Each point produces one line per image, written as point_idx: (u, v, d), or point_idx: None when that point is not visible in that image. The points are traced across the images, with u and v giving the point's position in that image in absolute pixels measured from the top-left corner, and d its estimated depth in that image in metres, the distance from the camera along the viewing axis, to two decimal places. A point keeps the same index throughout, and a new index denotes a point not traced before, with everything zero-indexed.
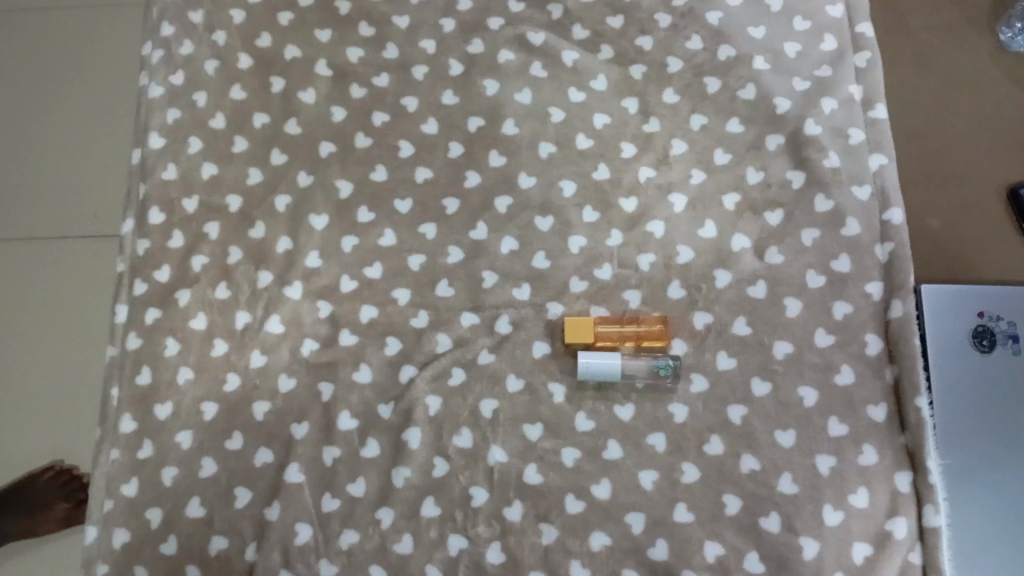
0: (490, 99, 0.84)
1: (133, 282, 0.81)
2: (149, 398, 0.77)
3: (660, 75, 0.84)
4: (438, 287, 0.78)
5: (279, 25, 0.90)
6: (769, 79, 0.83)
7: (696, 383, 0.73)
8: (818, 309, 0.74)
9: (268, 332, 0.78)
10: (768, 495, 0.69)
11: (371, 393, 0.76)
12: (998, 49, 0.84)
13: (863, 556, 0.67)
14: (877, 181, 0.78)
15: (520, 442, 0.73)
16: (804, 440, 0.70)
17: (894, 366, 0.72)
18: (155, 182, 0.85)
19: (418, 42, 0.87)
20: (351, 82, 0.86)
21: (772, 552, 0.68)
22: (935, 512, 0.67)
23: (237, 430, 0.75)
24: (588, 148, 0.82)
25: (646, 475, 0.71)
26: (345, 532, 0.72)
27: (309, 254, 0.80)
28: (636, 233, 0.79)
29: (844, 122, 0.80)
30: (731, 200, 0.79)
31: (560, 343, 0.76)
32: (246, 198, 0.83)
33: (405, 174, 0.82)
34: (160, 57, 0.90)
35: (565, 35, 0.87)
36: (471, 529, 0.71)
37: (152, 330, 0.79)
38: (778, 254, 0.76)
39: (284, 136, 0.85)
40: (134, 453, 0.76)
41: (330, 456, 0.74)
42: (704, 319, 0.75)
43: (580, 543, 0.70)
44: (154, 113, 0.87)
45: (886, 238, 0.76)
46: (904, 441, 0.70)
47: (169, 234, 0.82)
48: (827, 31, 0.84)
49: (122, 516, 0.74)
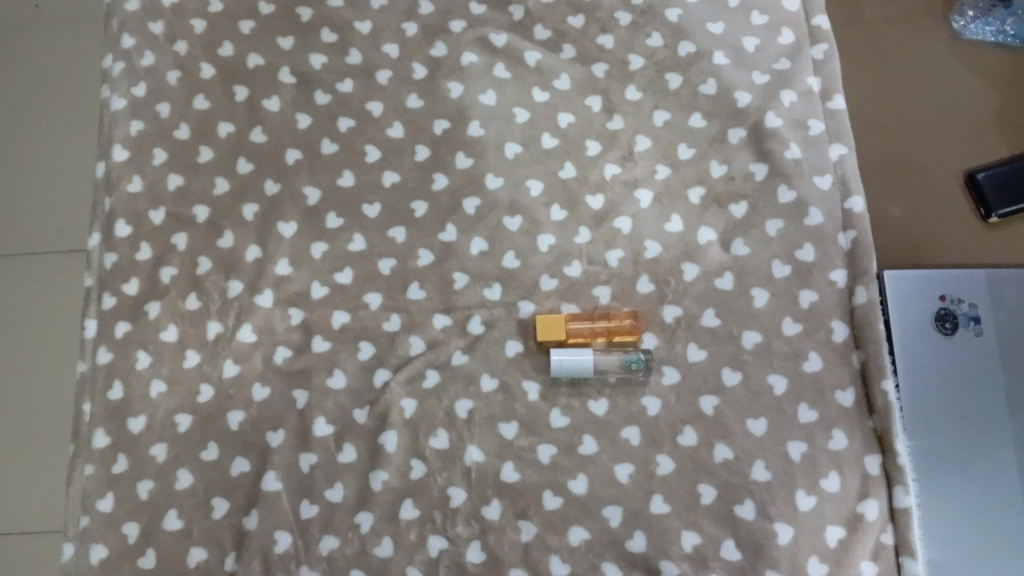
0: (455, 101, 0.85)
1: (102, 296, 0.81)
2: (122, 413, 0.77)
3: (622, 73, 0.85)
4: (410, 291, 0.78)
5: (241, 34, 0.89)
6: (729, 74, 0.84)
7: (668, 376, 0.74)
8: (786, 299, 0.76)
9: (240, 341, 0.78)
10: (743, 483, 0.71)
11: (346, 398, 0.75)
12: (951, 37, 0.86)
13: (837, 540, 0.69)
14: (837, 170, 0.79)
15: (496, 441, 0.73)
16: (775, 427, 0.72)
17: (861, 351, 0.73)
18: (121, 195, 0.84)
19: (382, 46, 0.88)
20: (315, 89, 0.86)
21: (747, 538, 0.69)
22: (904, 493, 0.69)
23: (213, 441, 0.75)
24: (554, 148, 0.83)
25: (622, 468, 0.72)
26: (326, 538, 0.71)
27: (279, 262, 0.80)
28: (604, 230, 0.79)
29: (804, 114, 0.82)
30: (696, 194, 0.80)
31: (532, 341, 0.76)
32: (213, 208, 0.82)
33: (373, 179, 0.82)
34: (122, 69, 0.89)
35: (527, 35, 0.87)
36: (451, 529, 0.71)
37: (124, 344, 0.79)
38: (743, 246, 0.78)
39: (250, 145, 0.85)
40: (108, 468, 0.75)
41: (307, 463, 0.74)
42: (673, 312, 0.76)
43: (559, 538, 0.70)
44: (117, 125, 0.87)
45: (848, 226, 0.77)
46: (873, 424, 0.72)
47: (137, 246, 0.82)
48: (784, 24, 0.86)
49: (99, 533, 0.73)
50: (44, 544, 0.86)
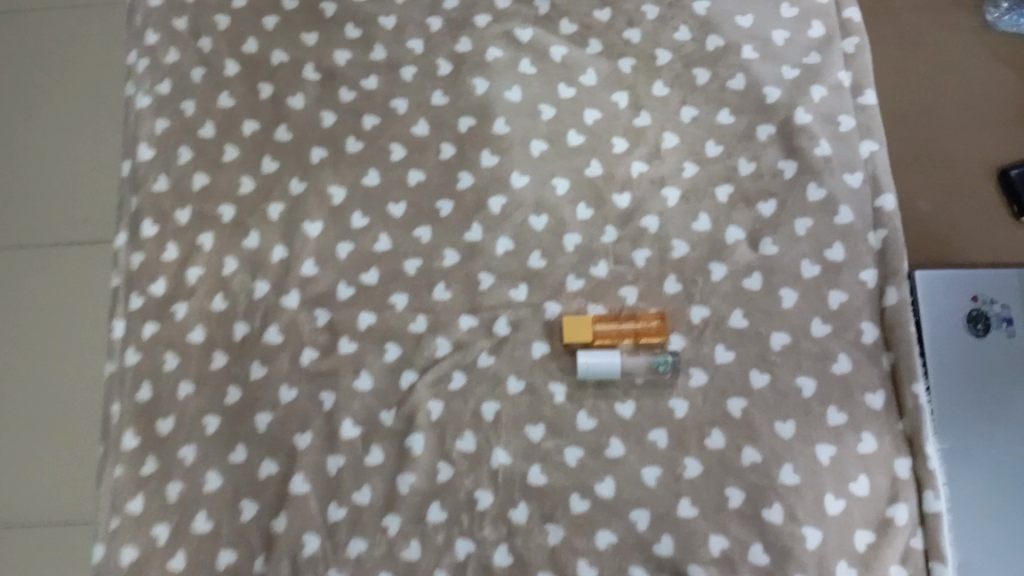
0: (480, 97, 0.84)
1: (129, 296, 0.81)
2: (151, 413, 0.77)
3: (650, 67, 0.84)
4: (436, 291, 0.78)
5: (264, 29, 0.88)
6: (759, 68, 0.82)
7: (696, 377, 0.74)
8: (814, 298, 0.75)
9: (267, 341, 0.78)
10: (771, 486, 0.70)
11: (372, 400, 0.75)
12: (984, 28, 0.84)
13: (866, 544, 0.69)
14: (868, 167, 0.78)
15: (523, 443, 0.73)
16: (803, 430, 0.71)
17: (891, 352, 0.73)
18: (146, 194, 0.84)
19: (405, 41, 0.86)
20: (338, 85, 0.85)
21: (776, 542, 0.69)
22: (935, 497, 0.68)
23: (241, 442, 0.75)
24: (580, 144, 0.82)
25: (649, 471, 0.72)
26: (353, 539, 0.72)
27: (304, 262, 0.80)
28: (631, 229, 0.79)
29: (834, 109, 0.80)
30: (724, 192, 0.79)
31: (558, 342, 0.76)
32: (238, 207, 0.82)
33: (397, 176, 0.82)
34: (146, 66, 0.89)
35: (553, 29, 0.86)
36: (478, 532, 0.71)
37: (152, 344, 0.79)
38: (772, 245, 0.77)
39: (274, 142, 0.84)
40: (138, 469, 0.76)
41: (335, 465, 0.74)
42: (701, 313, 0.75)
43: (587, 541, 0.70)
44: (142, 122, 0.86)
45: (878, 224, 0.76)
46: (903, 427, 0.71)
47: (163, 246, 0.82)
48: (815, 16, 0.84)
49: (130, 533, 0.74)
50: (73, 533, 0.87)
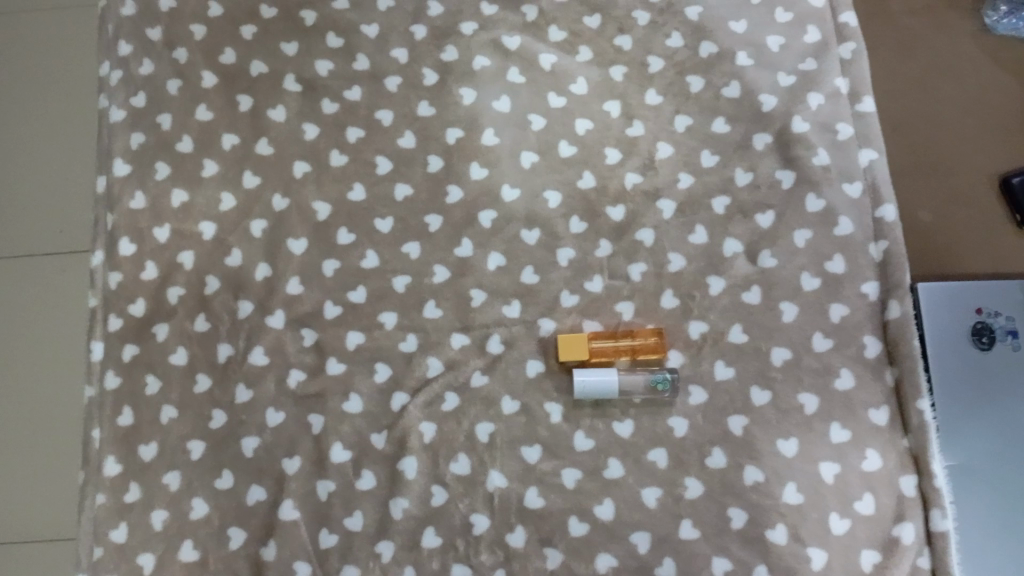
0: (467, 108, 0.82)
1: (107, 317, 0.78)
2: (132, 439, 0.74)
3: (641, 75, 0.82)
4: (426, 309, 0.76)
5: (243, 39, 0.86)
6: (753, 75, 0.81)
7: (695, 395, 0.72)
8: (815, 313, 0.73)
9: (252, 363, 0.75)
10: (773, 505, 0.68)
11: (362, 422, 0.73)
12: (982, 32, 0.82)
13: (872, 563, 0.67)
14: (867, 176, 0.77)
15: (519, 465, 0.71)
16: (805, 447, 0.70)
17: (894, 367, 0.71)
18: (123, 211, 0.81)
19: (390, 50, 0.84)
20: (321, 97, 0.83)
21: (779, 563, 0.67)
22: (942, 516, 0.67)
23: (227, 468, 0.73)
24: (571, 155, 0.80)
25: (649, 492, 0.70)
26: (345, 567, 0.70)
27: (289, 280, 0.77)
28: (625, 242, 0.77)
29: (831, 117, 0.79)
30: (720, 203, 0.77)
31: (553, 360, 0.74)
32: (220, 224, 0.80)
33: (384, 191, 0.80)
34: (119, 78, 0.86)
35: (540, 36, 0.84)
36: (474, 558, 0.69)
37: (131, 367, 0.76)
38: (770, 257, 0.75)
39: (256, 156, 0.81)
40: (119, 497, 0.73)
41: (325, 490, 0.72)
42: (698, 328, 0.74)
43: (586, 564, 0.69)
44: (116, 137, 0.84)
45: (879, 235, 0.75)
46: (908, 444, 0.70)
47: (141, 265, 0.79)
48: (810, 21, 0.82)
49: (113, 564, 0.72)
50: (55, 556, 0.84)
